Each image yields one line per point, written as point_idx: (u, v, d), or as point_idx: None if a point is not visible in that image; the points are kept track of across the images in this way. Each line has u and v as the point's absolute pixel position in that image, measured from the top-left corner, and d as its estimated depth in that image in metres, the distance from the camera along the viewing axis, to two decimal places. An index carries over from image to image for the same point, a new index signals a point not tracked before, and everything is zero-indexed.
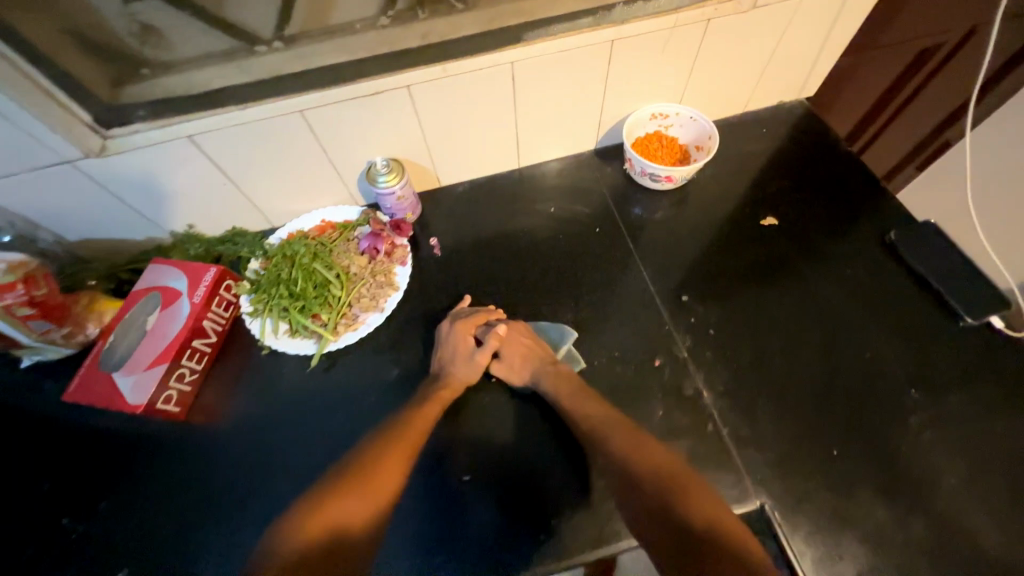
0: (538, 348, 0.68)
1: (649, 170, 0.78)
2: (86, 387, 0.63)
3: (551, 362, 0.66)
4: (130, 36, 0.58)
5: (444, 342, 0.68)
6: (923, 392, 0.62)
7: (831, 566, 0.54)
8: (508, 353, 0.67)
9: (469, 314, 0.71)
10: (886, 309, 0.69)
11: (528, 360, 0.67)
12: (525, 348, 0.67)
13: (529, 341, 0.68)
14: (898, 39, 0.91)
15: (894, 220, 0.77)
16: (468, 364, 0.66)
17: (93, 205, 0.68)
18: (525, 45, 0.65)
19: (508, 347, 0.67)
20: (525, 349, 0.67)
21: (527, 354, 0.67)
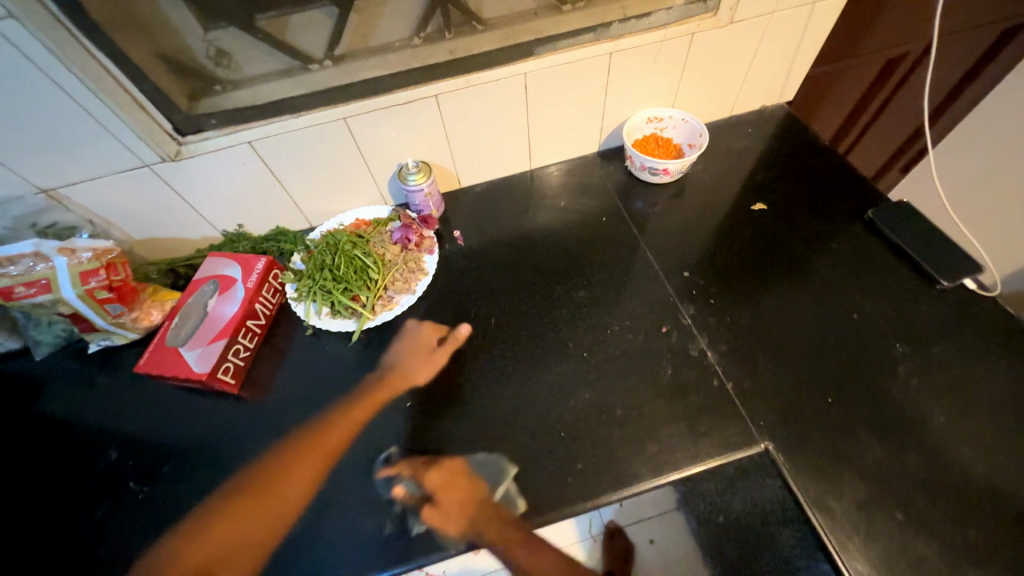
0: (475, 493, 0.63)
1: (648, 164, 0.88)
2: (158, 360, 0.71)
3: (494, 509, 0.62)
4: (207, 59, 0.69)
5: (407, 336, 0.78)
6: (907, 344, 0.70)
7: (832, 496, 0.60)
8: (444, 502, 0.62)
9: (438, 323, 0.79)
10: (868, 277, 0.77)
11: (466, 510, 0.62)
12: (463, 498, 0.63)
13: (466, 485, 0.64)
14: (868, 51, 1.00)
15: (872, 201, 0.86)
16: (417, 359, 0.76)
17: (162, 208, 0.78)
18: (535, 58, 0.76)
19: (446, 495, 0.63)
20: (463, 496, 0.63)
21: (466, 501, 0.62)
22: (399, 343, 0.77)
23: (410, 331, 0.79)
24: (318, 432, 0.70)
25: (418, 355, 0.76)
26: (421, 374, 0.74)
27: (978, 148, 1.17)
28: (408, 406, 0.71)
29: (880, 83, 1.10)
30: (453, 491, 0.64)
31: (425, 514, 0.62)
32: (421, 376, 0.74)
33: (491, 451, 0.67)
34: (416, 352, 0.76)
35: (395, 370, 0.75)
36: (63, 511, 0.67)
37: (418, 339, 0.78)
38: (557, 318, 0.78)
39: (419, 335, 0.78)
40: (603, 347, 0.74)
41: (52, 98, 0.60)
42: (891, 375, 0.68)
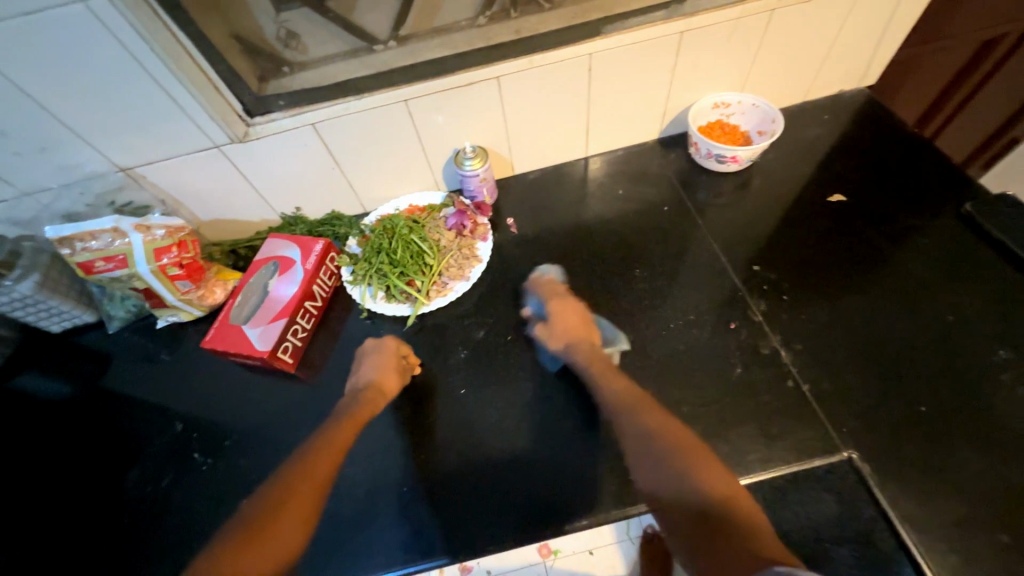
0: (588, 329, 0.71)
1: (714, 151, 0.83)
2: (222, 336, 0.73)
3: (593, 344, 0.69)
4: (277, 40, 0.70)
5: (365, 357, 0.71)
6: (1013, 351, 0.63)
7: (924, 511, 0.55)
8: (568, 310, 0.72)
9: (382, 351, 0.72)
10: (966, 277, 0.70)
11: (577, 328, 0.70)
12: (576, 324, 0.70)
13: (585, 316, 0.72)
14: (962, 32, 0.91)
15: (969, 193, 0.78)
16: (385, 373, 0.69)
17: (228, 190, 0.80)
18: (603, 37, 0.73)
19: (570, 304, 0.72)
20: (580, 318, 0.71)
21: (578, 324, 0.70)
22: (368, 358, 0.71)
23: (378, 345, 0.72)
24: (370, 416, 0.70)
25: (392, 367, 0.70)
26: (395, 382, 0.69)
27: None
28: (463, 393, 0.70)
29: (974, 67, 1.00)
30: (575, 306, 0.72)
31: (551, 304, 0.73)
32: (394, 386, 0.69)
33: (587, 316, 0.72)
34: (386, 365, 0.70)
35: (366, 384, 0.68)
36: (132, 478, 0.70)
37: (386, 354, 0.71)
38: (616, 310, 0.75)
39: (385, 350, 0.72)
40: (666, 342, 0.71)
41: (136, 78, 0.62)
42: (996, 383, 0.61)
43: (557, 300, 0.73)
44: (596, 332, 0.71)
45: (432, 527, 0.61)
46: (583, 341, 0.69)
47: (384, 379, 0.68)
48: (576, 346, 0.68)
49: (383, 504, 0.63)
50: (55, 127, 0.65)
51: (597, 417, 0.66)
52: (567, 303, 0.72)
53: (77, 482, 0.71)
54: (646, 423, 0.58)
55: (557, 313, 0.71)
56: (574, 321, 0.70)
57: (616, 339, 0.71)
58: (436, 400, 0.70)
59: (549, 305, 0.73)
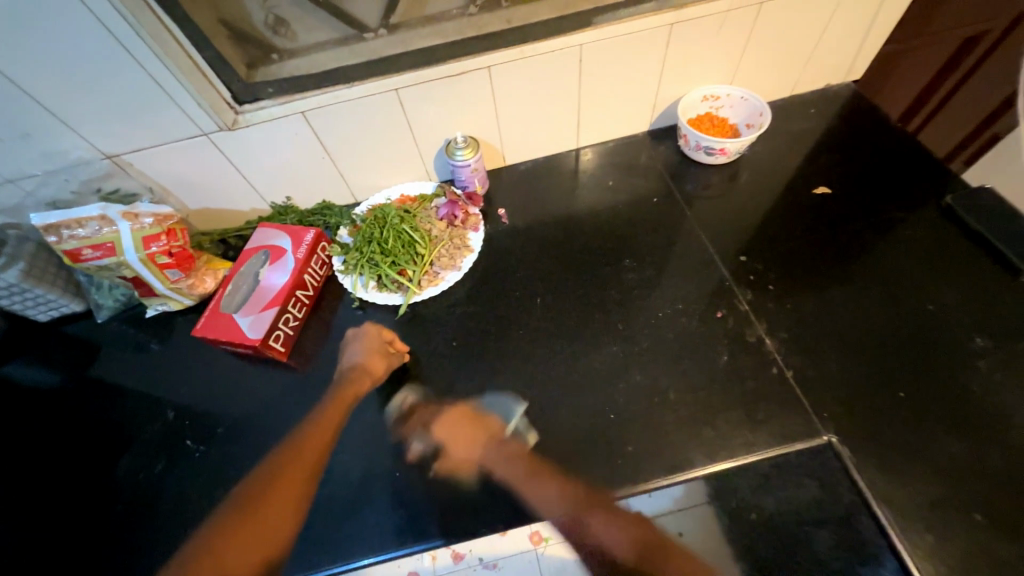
0: (482, 427, 0.65)
1: (703, 143, 0.84)
2: (213, 325, 0.72)
3: (495, 440, 0.64)
4: (265, 27, 0.70)
5: (347, 345, 0.72)
6: (989, 339, 0.65)
7: (901, 492, 0.57)
8: (454, 430, 0.65)
9: (362, 340, 0.71)
10: (945, 267, 0.72)
11: (475, 440, 0.64)
12: (467, 434, 0.64)
13: (470, 422, 0.66)
14: (946, 27, 0.93)
15: (950, 186, 0.80)
16: (371, 358, 0.70)
17: (217, 178, 0.80)
18: (593, 28, 0.73)
19: (451, 423, 0.66)
20: (469, 430, 0.65)
21: (471, 436, 0.64)
22: (351, 345, 0.72)
23: (360, 331, 0.72)
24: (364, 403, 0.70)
25: (377, 351, 0.70)
26: (381, 366, 0.70)
27: None
28: (454, 381, 0.71)
29: None
30: (458, 415, 0.67)
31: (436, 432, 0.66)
32: (381, 370, 0.69)
33: (472, 416, 0.67)
34: (371, 350, 0.70)
35: (353, 367, 0.69)
36: (124, 467, 0.70)
37: (369, 339, 0.71)
38: (605, 300, 0.76)
39: (367, 335, 0.71)
40: (654, 332, 0.72)
41: (123, 64, 0.61)
42: (970, 368, 0.63)
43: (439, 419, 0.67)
44: (491, 420, 0.66)
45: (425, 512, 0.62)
46: (484, 444, 0.63)
47: (370, 363, 0.69)
48: (484, 458, 0.62)
49: (377, 489, 0.64)
50: (39, 112, 0.64)
51: (585, 404, 0.67)
52: (451, 417, 0.67)
53: (68, 470, 0.71)
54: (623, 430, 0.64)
55: (446, 425, 0.66)
56: (466, 432, 0.65)
57: (512, 410, 0.68)
58: (428, 388, 0.71)
59: (435, 434, 0.66)
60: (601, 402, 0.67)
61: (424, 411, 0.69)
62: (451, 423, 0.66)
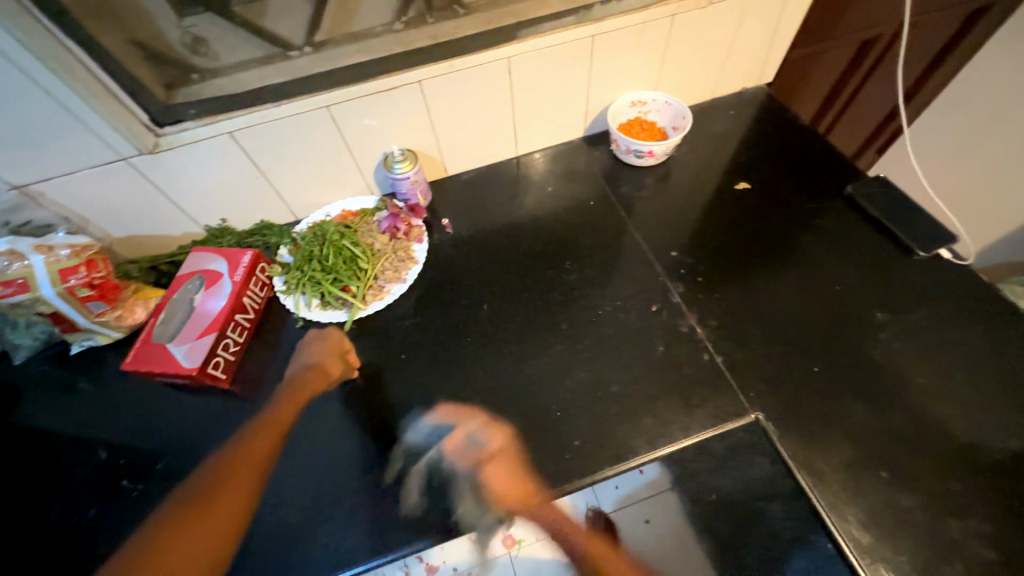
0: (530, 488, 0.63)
1: (633, 146, 0.88)
2: (145, 357, 0.69)
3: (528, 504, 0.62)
4: (183, 46, 0.67)
5: (307, 345, 0.74)
6: (889, 312, 0.73)
7: (821, 458, 0.62)
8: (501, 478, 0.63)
9: (323, 340, 0.75)
10: (850, 249, 0.80)
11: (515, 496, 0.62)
12: (513, 490, 0.63)
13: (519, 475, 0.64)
14: (845, 33, 1.03)
15: (851, 177, 0.88)
16: (330, 360, 0.73)
17: (141, 204, 0.76)
18: (518, 42, 0.76)
19: (499, 470, 0.63)
20: (512, 482, 0.63)
21: (518, 494, 0.62)
22: (310, 345, 0.74)
23: (320, 334, 0.76)
24: (311, 420, 0.70)
25: (334, 354, 0.73)
26: (338, 369, 0.72)
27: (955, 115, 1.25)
28: (404, 393, 0.72)
29: (856, 65, 1.14)
30: (501, 463, 0.64)
31: (485, 468, 0.63)
32: (336, 371, 0.72)
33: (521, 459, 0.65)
34: (328, 353, 0.73)
35: (311, 367, 0.72)
36: (52, 515, 0.66)
37: (330, 342, 0.74)
38: (550, 303, 0.79)
39: (329, 339, 0.75)
40: (596, 330, 0.75)
41: (23, 90, 0.58)
42: (875, 340, 0.70)
43: (480, 463, 0.64)
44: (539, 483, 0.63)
45: (381, 527, 0.62)
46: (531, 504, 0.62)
47: (325, 364, 0.72)
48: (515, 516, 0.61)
49: (330, 508, 0.64)
50: None
51: (534, 405, 0.69)
52: (496, 465, 0.64)
53: None
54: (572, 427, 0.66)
55: (485, 473, 0.63)
56: (507, 486, 0.63)
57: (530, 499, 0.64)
58: (378, 402, 0.71)
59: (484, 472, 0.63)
60: (549, 402, 0.69)
61: (468, 456, 0.65)
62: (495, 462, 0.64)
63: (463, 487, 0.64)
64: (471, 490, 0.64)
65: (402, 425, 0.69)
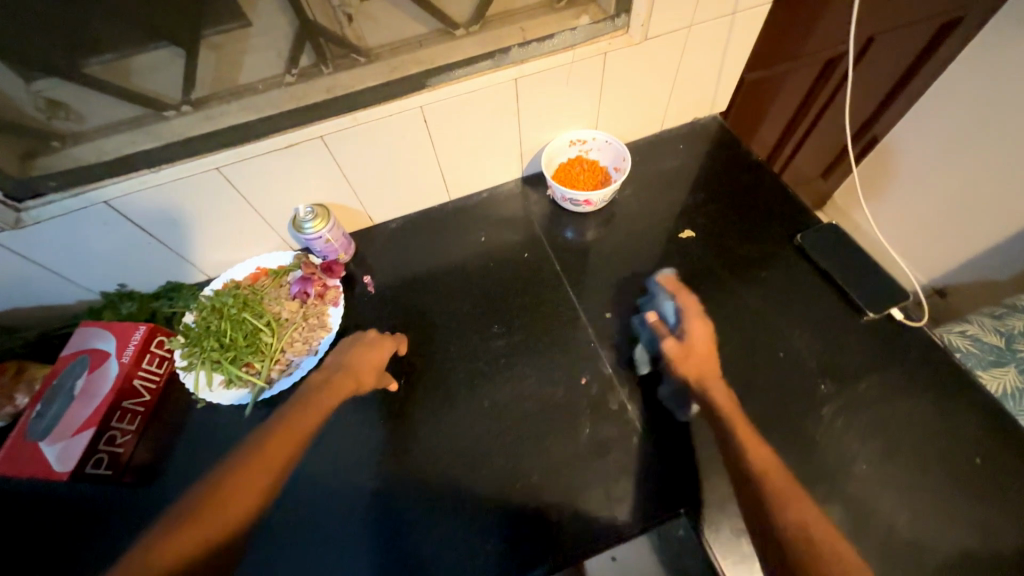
0: (702, 347, 0.68)
1: (568, 196, 0.82)
2: (11, 459, 0.62)
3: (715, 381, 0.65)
4: (37, 112, 0.60)
5: (359, 343, 0.70)
6: (834, 384, 0.67)
7: (749, 564, 0.58)
8: (691, 340, 0.68)
9: (375, 340, 0.72)
10: (798, 307, 0.74)
11: (704, 361, 0.67)
12: (703, 353, 0.67)
13: (706, 343, 0.68)
14: (803, 55, 0.96)
15: (800, 223, 0.83)
16: (371, 369, 0.68)
17: (18, 277, 0.69)
18: (430, 90, 0.68)
19: (694, 334, 0.69)
20: (704, 344, 0.68)
21: (707, 351, 0.67)
22: (354, 347, 0.70)
23: (370, 340, 0.71)
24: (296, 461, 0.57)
25: (374, 364, 0.69)
26: (371, 379, 0.68)
27: (945, 116, 1.17)
28: (312, 489, 0.66)
29: (820, 83, 1.07)
30: (699, 343, 0.68)
31: (668, 340, 0.69)
32: (370, 381, 0.68)
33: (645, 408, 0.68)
34: (368, 360, 0.69)
35: (344, 369, 0.67)
36: None
37: (377, 351, 0.70)
38: (474, 374, 0.73)
39: (378, 347, 0.71)
40: (519, 406, 0.70)
41: None
42: (815, 418, 0.65)
43: (668, 336, 0.70)
44: (706, 340, 0.68)
45: None
46: (712, 366, 0.66)
47: (362, 371, 0.67)
48: (690, 376, 0.66)
49: None
50: None
51: (450, 497, 0.64)
52: (689, 342, 0.68)
53: None
54: (490, 521, 0.62)
55: (688, 341, 0.68)
56: (689, 353, 0.67)
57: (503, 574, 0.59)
58: (278, 499, 0.65)
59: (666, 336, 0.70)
60: (465, 493, 0.64)
61: (661, 328, 0.72)
62: (682, 338, 0.69)
63: (644, 341, 0.73)
64: (652, 345, 0.72)
65: (306, 523, 0.64)
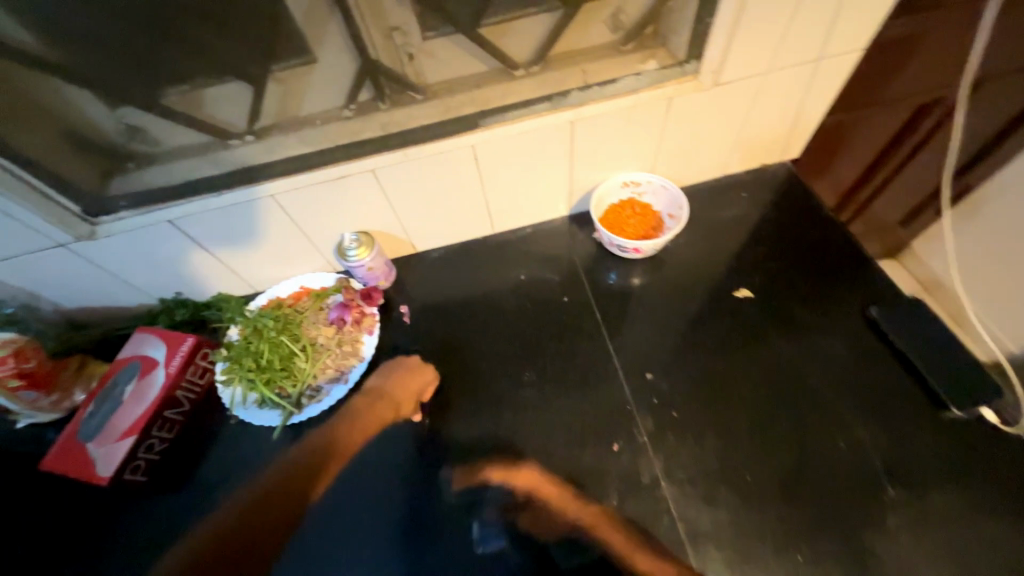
0: (549, 487, 0.65)
1: (616, 242, 0.78)
2: (63, 455, 0.67)
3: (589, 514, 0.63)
4: (119, 135, 0.65)
5: (395, 369, 0.70)
6: (903, 489, 0.61)
7: None
8: (534, 498, 0.65)
9: (411, 367, 0.71)
10: (862, 390, 0.68)
11: (566, 510, 0.63)
12: (547, 492, 0.65)
13: (544, 485, 0.65)
14: (887, 98, 0.81)
15: (873, 292, 0.75)
16: (408, 399, 0.69)
17: (86, 282, 0.73)
18: (484, 130, 0.67)
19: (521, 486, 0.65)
20: (546, 494, 0.64)
21: (550, 492, 0.65)
22: (392, 373, 0.70)
23: (405, 365, 0.71)
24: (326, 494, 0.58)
25: (413, 392, 0.69)
26: (409, 408, 0.69)
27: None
28: (334, 524, 0.66)
29: (904, 136, 0.91)
30: (540, 492, 0.65)
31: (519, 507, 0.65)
32: (408, 409, 0.69)
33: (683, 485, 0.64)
34: (406, 388, 0.69)
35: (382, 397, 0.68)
36: None
37: (417, 378, 0.71)
38: (501, 424, 0.70)
39: (414, 372, 0.71)
40: (542, 465, 0.67)
41: None
42: (879, 526, 0.60)
43: (517, 503, 0.65)
44: (542, 484, 0.65)
45: None
46: (570, 501, 0.64)
47: (400, 400, 0.68)
48: (570, 520, 0.63)
49: None
50: None
51: (469, 552, 0.63)
52: (535, 496, 0.65)
53: None
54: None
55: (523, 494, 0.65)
56: (550, 504, 0.64)
57: None
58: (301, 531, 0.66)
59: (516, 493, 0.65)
60: (484, 549, 0.63)
61: (496, 497, 0.65)
62: (529, 499, 0.65)
63: (492, 516, 0.64)
64: (501, 513, 0.64)
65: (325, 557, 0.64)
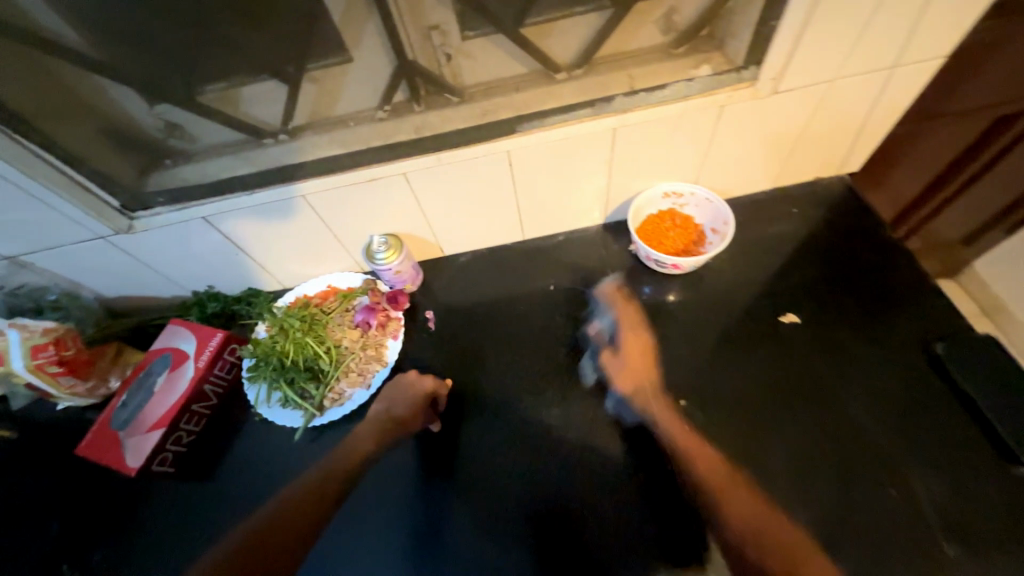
0: (645, 370, 0.67)
1: (653, 256, 0.74)
2: (96, 442, 0.69)
3: (667, 409, 0.63)
4: (158, 131, 0.65)
5: (403, 387, 0.68)
6: (963, 548, 0.56)
7: None
8: (625, 355, 0.69)
9: (420, 384, 0.69)
10: (920, 433, 0.62)
11: (651, 389, 0.65)
12: (638, 359, 0.68)
13: (644, 366, 0.68)
14: (956, 111, 0.71)
15: (937, 325, 0.68)
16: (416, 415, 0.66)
17: (124, 273, 0.75)
18: (520, 135, 0.64)
19: (625, 346, 0.70)
20: (640, 370, 0.67)
21: (643, 368, 0.67)
22: (399, 391, 0.68)
23: (414, 380, 0.69)
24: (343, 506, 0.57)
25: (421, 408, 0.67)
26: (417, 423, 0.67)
27: None
28: (350, 530, 0.65)
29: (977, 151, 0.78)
30: (632, 362, 0.68)
31: (608, 360, 0.70)
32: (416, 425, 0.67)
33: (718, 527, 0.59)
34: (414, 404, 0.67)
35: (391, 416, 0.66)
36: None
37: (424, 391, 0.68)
38: (523, 440, 0.68)
39: (421, 387, 0.69)
40: (565, 486, 0.65)
41: None
42: None
43: (608, 355, 0.70)
44: (641, 363, 0.68)
45: None
46: (654, 388, 0.65)
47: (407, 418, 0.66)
48: (643, 394, 0.65)
49: None
50: None
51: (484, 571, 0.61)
52: (629, 352, 0.69)
53: None
54: None
55: (623, 354, 0.69)
56: (633, 372, 0.67)
57: None
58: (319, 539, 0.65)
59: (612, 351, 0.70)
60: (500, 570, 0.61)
61: (602, 339, 0.73)
62: (617, 354, 0.70)
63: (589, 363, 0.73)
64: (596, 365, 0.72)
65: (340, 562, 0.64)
